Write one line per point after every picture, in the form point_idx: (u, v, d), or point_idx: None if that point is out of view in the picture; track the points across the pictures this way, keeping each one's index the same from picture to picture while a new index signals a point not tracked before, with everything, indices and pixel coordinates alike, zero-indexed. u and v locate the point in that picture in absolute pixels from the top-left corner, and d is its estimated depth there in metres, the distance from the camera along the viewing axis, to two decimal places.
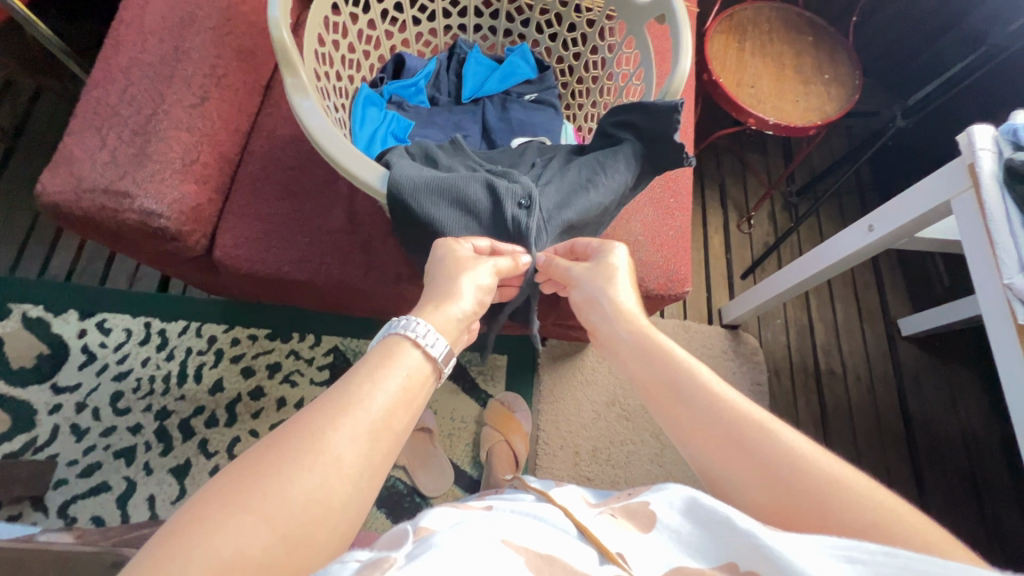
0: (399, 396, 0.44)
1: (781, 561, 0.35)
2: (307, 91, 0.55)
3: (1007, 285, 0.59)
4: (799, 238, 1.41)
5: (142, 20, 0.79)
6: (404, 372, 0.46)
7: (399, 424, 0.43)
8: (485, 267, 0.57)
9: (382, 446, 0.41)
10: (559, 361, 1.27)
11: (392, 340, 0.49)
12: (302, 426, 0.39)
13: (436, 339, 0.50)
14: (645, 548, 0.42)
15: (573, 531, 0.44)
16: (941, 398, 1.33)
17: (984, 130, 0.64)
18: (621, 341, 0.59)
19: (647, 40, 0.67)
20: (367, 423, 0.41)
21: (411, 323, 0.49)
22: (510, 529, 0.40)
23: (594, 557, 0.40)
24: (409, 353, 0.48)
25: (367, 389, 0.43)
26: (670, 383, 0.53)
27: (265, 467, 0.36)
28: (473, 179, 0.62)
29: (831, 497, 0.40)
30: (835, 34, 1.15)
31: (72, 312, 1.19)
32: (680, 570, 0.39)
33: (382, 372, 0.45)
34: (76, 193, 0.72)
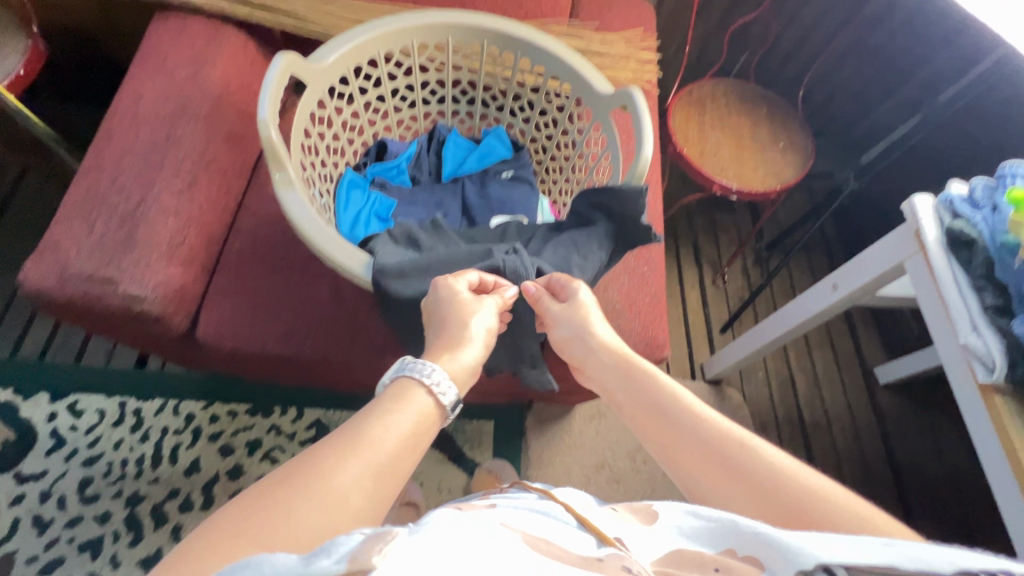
0: (407, 438, 0.46)
1: (783, 551, 0.37)
2: (294, 185, 0.59)
3: (964, 345, 0.62)
4: (772, 292, 1.46)
5: (133, 111, 0.82)
6: (413, 416, 0.48)
7: (404, 466, 0.45)
8: (488, 309, 0.61)
9: (386, 487, 0.43)
10: (546, 424, 1.26)
11: (402, 382, 0.51)
12: (315, 465, 0.41)
13: (448, 385, 0.52)
14: (650, 538, 0.44)
15: (573, 522, 0.45)
16: (924, 445, 1.35)
17: (924, 200, 0.70)
18: (607, 372, 0.62)
19: (613, 126, 0.72)
20: (375, 463, 0.43)
21: (422, 366, 0.52)
22: (511, 518, 0.42)
23: (592, 542, 0.42)
24: (418, 396, 0.50)
25: (377, 429, 0.45)
26: (658, 406, 0.56)
27: (277, 501, 0.39)
28: (456, 256, 0.66)
29: (809, 506, 0.43)
30: (787, 106, 1.25)
31: (43, 395, 1.15)
32: (680, 552, 0.42)
33: (394, 415, 0.47)
34: (60, 281, 0.72)
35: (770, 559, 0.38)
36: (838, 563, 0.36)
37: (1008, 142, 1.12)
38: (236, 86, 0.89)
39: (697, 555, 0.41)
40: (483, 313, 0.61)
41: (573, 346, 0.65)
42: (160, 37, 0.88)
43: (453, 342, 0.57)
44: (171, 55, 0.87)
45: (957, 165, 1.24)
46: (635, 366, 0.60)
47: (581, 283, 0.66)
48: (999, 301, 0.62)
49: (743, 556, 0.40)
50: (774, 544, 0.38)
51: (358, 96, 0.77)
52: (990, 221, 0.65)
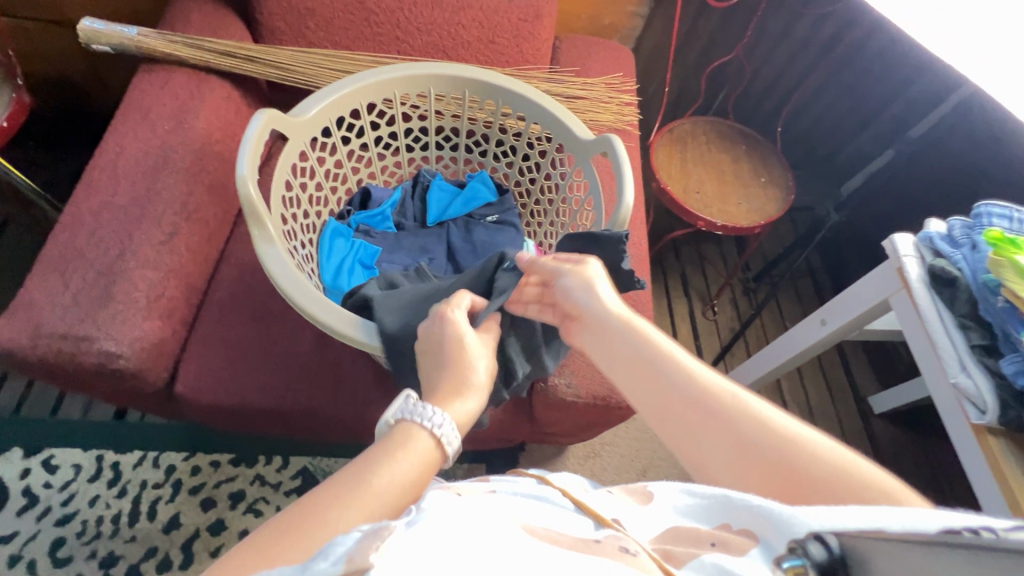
0: (410, 485, 0.43)
1: (778, 521, 0.35)
2: (273, 241, 0.58)
3: (955, 384, 0.62)
4: (762, 323, 1.46)
5: (114, 164, 0.82)
6: (416, 461, 0.45)
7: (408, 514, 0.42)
8: (488, 357, 0.58)
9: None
10: (540, 466, 1.22)
11: (403, 425, 0.48)
12: (314, 509, 0.39)
13: (454, 433, 0.49)
14: (646, 518, 0.41)
15: (569, 505, 0.42)
16: (923, 474, 1.33)
17: (904, 238, 0.71)
18: (603, 330, 0.57)
19: (594, 173, 0.73)
20: (376, 511, 0.40)
21: (425, 409, 0.48)
22: (509, 505, 0.39)
23: (590, 524, 0.39)
24: (421, 441, 0.47)
25: (380, 475, 0.42)
26: (659, 362, 0.51)
27: (275, 546, 0.36)
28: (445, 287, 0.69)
29: (805, 461, 0.41)
30: (766, 142, 1.27)
31: (16, 451, 1.12)
32: (676, 528, 0.39)
33: (396, 459, 0.44)
34: (33, 339, 0.70)
35: (765, 530, 0.36)
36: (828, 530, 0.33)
37: (978, 173, 1.15)
38: (219, 136, 0.90)
39: (693, 531, 0.38)
40: (485, 357, 0.58)
41: (572, 298, 0.60)
42: (143, 90, 0.89)
43: (458, 384, 0.54)
44: (154, 108, 0.87)
45: (932, 196, 1.26)
46: (631, 324, 0.55)
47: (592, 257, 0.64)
48: (986, 341, 0.63)
49: (739, 529, 0.37)
50: (769, 515, 0.36)
51: (341, 146, 0.78)
52: (971, 260, 0.66)
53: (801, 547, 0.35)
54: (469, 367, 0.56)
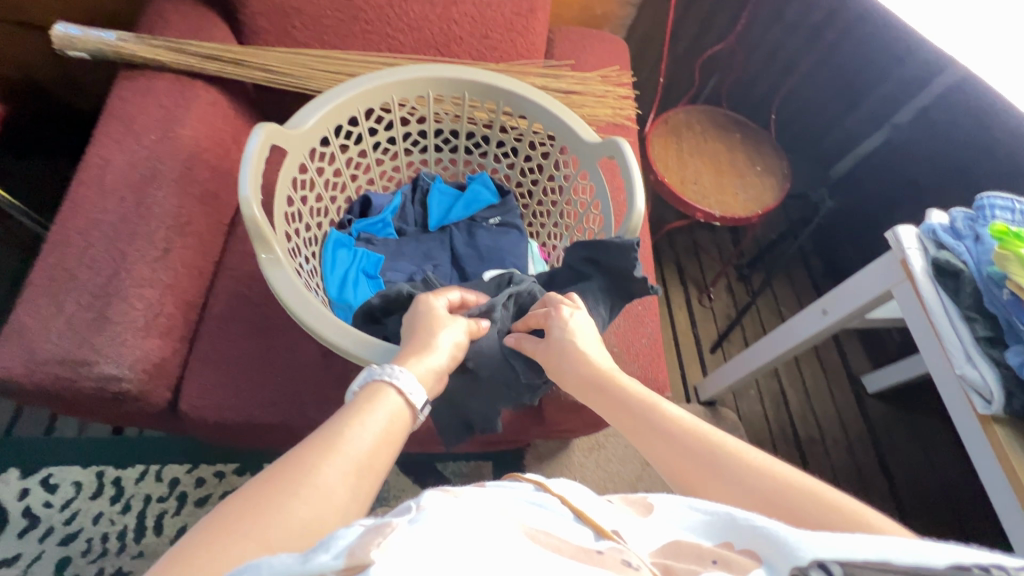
0: (382, 435, 0.45)
1: (782, 545, 0.34)
2: (282, 264, 0.58)
3: (960, 375, 0.63)
4: (758, 309, 1.48)
5: (100, 178, 0.79)
6: (387, 414, 0.47)
7: (383, 463, 0.44)
8: (459, 325, 0.60)
9: (366, 484, 0.42)
10: (545, 461, 1.23)
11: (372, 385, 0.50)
12: (296, 463, 0.40)
13: (419, 386, 0.51)
14: (647, 531, 0.39)
15: (568, 514, 0.38)
16: (914, 449, 1.37)
17: (907, 230, 0.72)
18: (591, 388, 0.60)
19: (600, 176, 0.72)
20: (353, 461, 0.42)
21: (389, 368, 0.51)
22: (508, 507, 0.36)
23: (590, 535, 0.36)
24: (389, 397, 0.49)
25: (353, 428, 0.44)
26: (647, 418, 0.54)
27: (262, 499, 0.37)
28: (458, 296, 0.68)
29: (789, 497, 0.43)
30: (759, 129, 1.27)
31: (12, 472, 1.09)
32: (678, 543, 0.38)
33: (367, 413, 0.46)
34: (29, 366, 0.68)
35: (769, 552, 0.35)
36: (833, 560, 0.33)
37: (967, 152, 1.16)
38: (208, 144, 0.87)
39: (694, 546, 0.37)
40: (455, 325, 0.60)
41: (557, 359, 0.62)
42: (125, 98, 0.85)
43: (421, 346, 0.56)
44: (137, 117, 0.84)
45: (922, 176, 1.28)
46: (617, 380, 0.59)
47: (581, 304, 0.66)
48: (991, 332, 0.64)
49: (742, 548, 0.36)
50: (777, 542, 0.35)
51: (340, 154, 0.76)
52: (974, 252, 0.67)
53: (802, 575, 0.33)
54: (438, 335, 0.58)
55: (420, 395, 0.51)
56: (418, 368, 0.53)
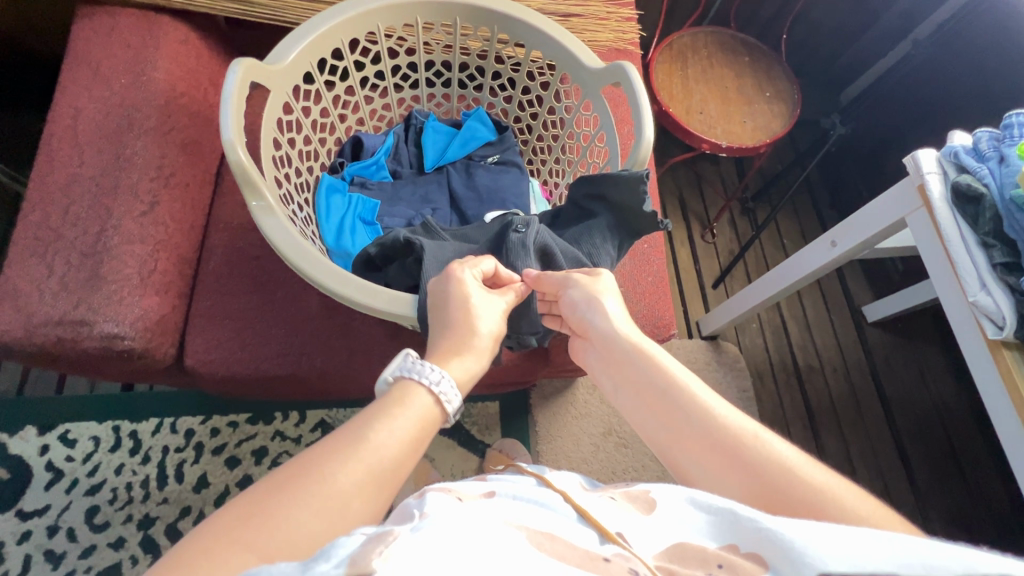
0: (409, 442, 0.43)
1: (784, 543, 0.36)
2: (274, 211, 0.55)
3: (973, 302, 0.63)
4: (761, 243, 1.45)
5: (74, 130, 0.74)
6: (416, 418, 0.45)
7: (406, 469, 0.42)
8: (496, 313, 0.55)
9: (384, 495, 0.40)
10: (550, 400, 1.26)
11: (405, 381, 0.47)
12: (312, 470, 0.38)
13: (453, 391, 0.48)
14: (652, 531, 0.41)
15: (572, 513, 0.42)
16: (910, 374, 1.39)
17: (928, 153, 0.69)
18: (612, 359, 0.57)
19: (605, 106, 0.68)
20: (374, 471, 0.40)
21: (426, 368, 0.47)
22: (510, 511, 0.40)
23: (595, 538, 0.39)
24: (421, 397, 0.46)
25: (379, 433, 0.42)
26: (671, 395, 0.51)
27: (270, 507, 0.36)
28: (463, 249, 0.64)
29: (824, 506, 0.40)
30: (769, 51, 1.20)
31: (30, 429, 1.10)
32: (682, 545, 0.39)
33: (396, 416, 0.44)
34: (27, 329, 0.67)
35: (775, 558, 0.36)
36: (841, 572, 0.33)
37: (996, 54, 1.08)
38: (184, 87, 0.81)
39: (698, 549, 0.38)
40: (494, 310, 0.55)
41: (581, 314, 0.60)
42: (89, 40, 0.79)
43: (465, 340, 0.52)
44: (105, 60, 0.78)
45: (938, 94, 1.23)
46: (645, 353, 0.55)
47: (604, 269, 0.64)
48: (1009, 258, 0.63)
49: (747, 552, 0.37)
50: (778, 541, 0.36)
51: (326, 92, 0.71)
52: (996, 174, 0.65)
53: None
54: (482, 329, 0.54)
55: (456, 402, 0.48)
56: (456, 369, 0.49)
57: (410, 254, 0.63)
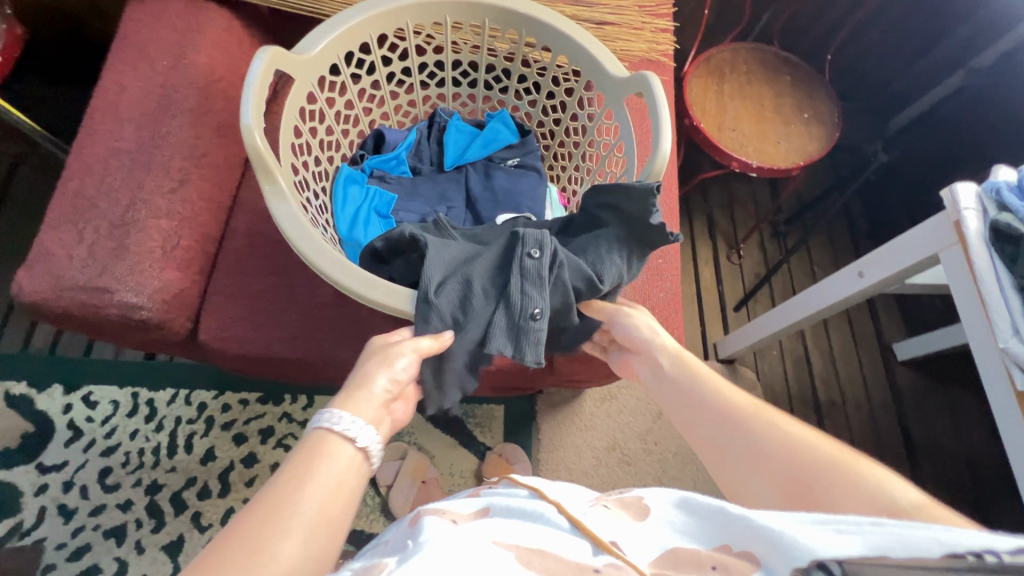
0: (334, 487, 0.44)
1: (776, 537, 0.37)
2: (285, 196, 0.56)
3: (1003, 349, 0.59)
4: (790, 269, 1.40)
5: (116, 106, 0.78)
6: (336, 471, 0.45)
7: (337, 511, 0.43)
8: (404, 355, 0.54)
9: (321, 536, 0.41)
10: (557, 409, 1.25)
11: (317, 435, 0.47)
12: (238, 534, 0.39)
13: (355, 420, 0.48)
14: (644, 537, 0.44)
15: (564, 524, 0.44)
16: (941, 421, 1.32)
17: (967, 188, 0.65)
18: (672, 385, 0.59)
19: (627, 116, 0.67)
20: (303, 520, 0.41)
21: (328, 417, 0.48)
22: (501, 531, 0.43)
23: (588, 548, 0.41)
24: (338, 446, 0.47)
25: (301, 485, 0.43)
26: (715, 411, 0.54)
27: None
28: (468, 246, 0.63)
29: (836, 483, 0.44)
30: (812, 72, 1.16)
31: (57, 388, 1.16)
32: (675, 551, 0.42)
33: (315, 468, 0.44)
34: (54, 291, 0.70)
35: (767, 555, 0.38)
36: (832, 557, 0.35)
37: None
38: (223, 72, 0.84)
39: (692, 554, 0.41)
40: (405, 362, 0.54)
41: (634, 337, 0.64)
42: (140, 22, 0.83)
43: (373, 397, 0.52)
44: (152, 42, 0.82)
45: (993, 127, 1.16)
46: (687, 364, 0.60)
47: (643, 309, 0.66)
48: None
49: (739, 550, 0.40)
50: (768, 534, 0.38)
51: (352, 85, 0.72)
52: None
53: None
54: (386, 384, 0.53)
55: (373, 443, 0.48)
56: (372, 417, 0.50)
57: (416, 251, 0.63)
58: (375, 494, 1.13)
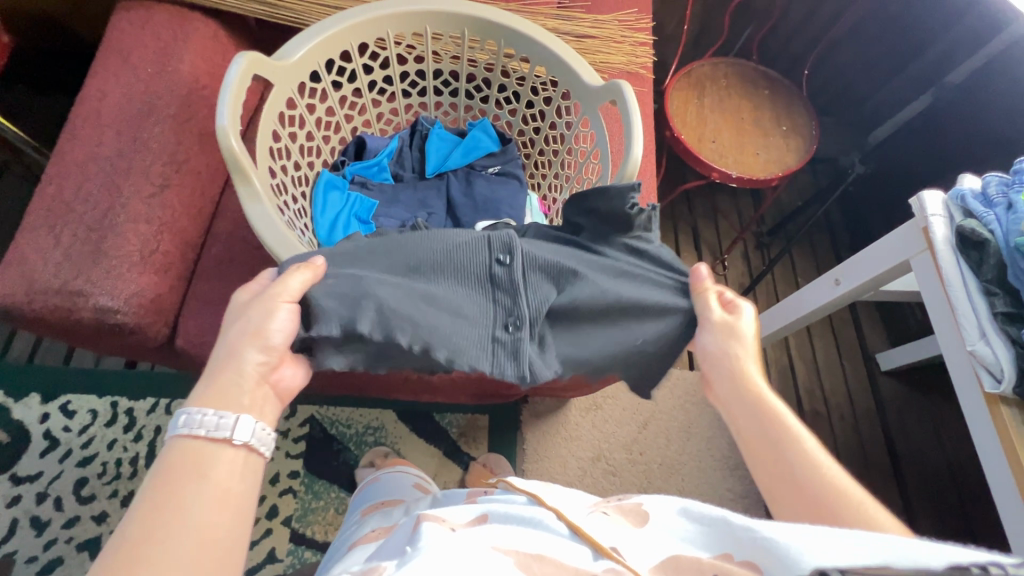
0: (212, 498, 0.42)
1: (774, 546, 0.39)
2: (260, 198, 0.56)
3: (971, 352, 0.60)
4: (774, 279, 1.42)
5: (99, 112, 0.78)
6: (210, 483, 0.43)
7: (221, 523, 0.41)
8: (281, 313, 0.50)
9: (208, 552, 0.40)
10: (542, 418, 1.24)
11: (182, 446, 0.44)
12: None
13: (226, 420, 0.45)
14: (643, 543, 0.47)
15: (564, 531, 0.48)
16: (924, 431, 1.32)
17: (934, 195, 0.66)
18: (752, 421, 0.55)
19: (602, 123, 0.68)
20: (180, 543, 0.39)
21: (189, 424, 0.45)
22: (501, 538, 0.46)
23: (589, 554, 0.45)
24: (212, 453, 0.44)
25: (170, 507, 0.40)
26: (770, 435, 0.53)
27: None
28: (428, 236, 0.59)
29: None
30: (790, 86, 1.18)
31: (34, 397, 1.14)
32: (677, 556, 0.44)
33: (185, 485, 0.42)
34: (28, 295, 0.69)
35: (768, 563, 0.40)
36: (831, 564, 0.36)
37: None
38: (206, 80, 0.85)
39: (694, 561, 0.43)
40: (282, 318, 0.50)
41: (714, 360, 0.59)
42: (124, 30, 0.84)
43: (247, 367, 0.49)
44: (136, 50, 0.82)
45: (966, 140, 1.19)
46: (769, 406, 0.55)
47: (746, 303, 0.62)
48: (1011, 309, 0.59)
49: (741, 560, 0.41)
50: (767, 544, 0.40)
51: (333, 92, 0.73)
52: (1004, 221, 0.61)
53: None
54: (258, 349, 0.49)
55: (244, 433, 0.46)
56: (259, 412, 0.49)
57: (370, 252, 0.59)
58: None
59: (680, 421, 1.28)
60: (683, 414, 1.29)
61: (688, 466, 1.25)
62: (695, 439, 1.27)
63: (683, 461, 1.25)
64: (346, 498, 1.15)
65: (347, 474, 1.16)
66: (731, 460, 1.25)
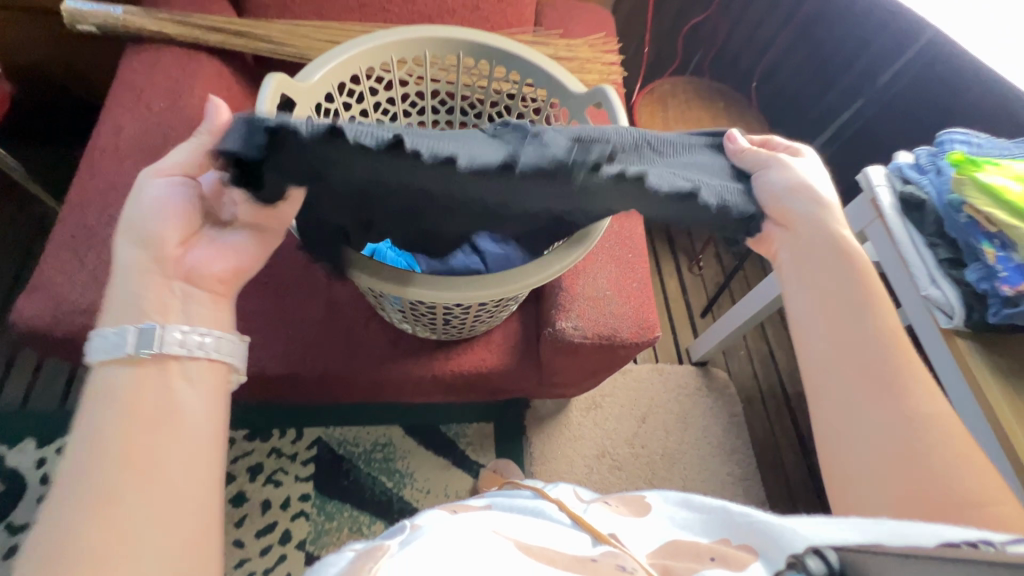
0: (133, 413, 0.41)
1: (771, 530, 0.40)
2: None
3: (925, 296, 0.69)
4: (746, 275, 1.53)
5: (116, 144, 0.83)
6: (132, 398, 0.42)
7: (149, 432, 0.40)
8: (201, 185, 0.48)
9: (139, 460, 0.39)
10: (545, 421, 1.28)
11: (103, 371, 0.43)
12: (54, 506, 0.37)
13: (137, 333, 0.43)
14: (639, 531, 0.45)
15: (567, 520, 0.46)
16: None
17: (876, 170, 0.78)
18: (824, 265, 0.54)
19: (589, 124, 0.77)
20: (110, 460, 0.38)
21: (102, 346, 0.43)
22: (504, 523, 0.44)
23: (589, 540, 0.43)
24: (129, 372, 0.43)
25: (93, 435, 0.39)
26: (858, 295, 0.52)
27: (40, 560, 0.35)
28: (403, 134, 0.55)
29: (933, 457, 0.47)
30: (741, 98, 1.32)
31: (31, 440, 1.12)
32: (674, 541, 0.43)
33: (105, 407, 0.41)
34: (55, 317, 0.72)
35: (764, 546, 0.40)
36: (825, 543, 0.38)
37: (953, 95, 1.17)
38: None
39: (690, 545, 0.42)
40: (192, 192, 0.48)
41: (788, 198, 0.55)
42: (138, 70, 0.90)
43: (138, 269, 0.46)
44: (149, 87, 0.88)
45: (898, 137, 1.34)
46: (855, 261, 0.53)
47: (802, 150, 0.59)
48: (951, 255, 0.70)
49: (738, 544, 0.41)
50: (766, 530, 0.40)
51: (343, 112, 0.80)
52: (936, 183, 0.73)
53: (800, 562, 0.37)
54: (137, 244, 0.46)
55: (169, 344, 0.44)
56: (177, 317, 0.46)
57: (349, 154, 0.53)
58: (375, 522, 1.14)
59: (676, 413, 1.34)
60: (677, 405, 1.35)
61: (688, 455, 1.30)
62: (691, 429, 1.33)
63: (683, 451, 1.30)
64: (358, 516, 1.15)
65: (358, 492, 1.17)
66: (726, 446, 1.32)
